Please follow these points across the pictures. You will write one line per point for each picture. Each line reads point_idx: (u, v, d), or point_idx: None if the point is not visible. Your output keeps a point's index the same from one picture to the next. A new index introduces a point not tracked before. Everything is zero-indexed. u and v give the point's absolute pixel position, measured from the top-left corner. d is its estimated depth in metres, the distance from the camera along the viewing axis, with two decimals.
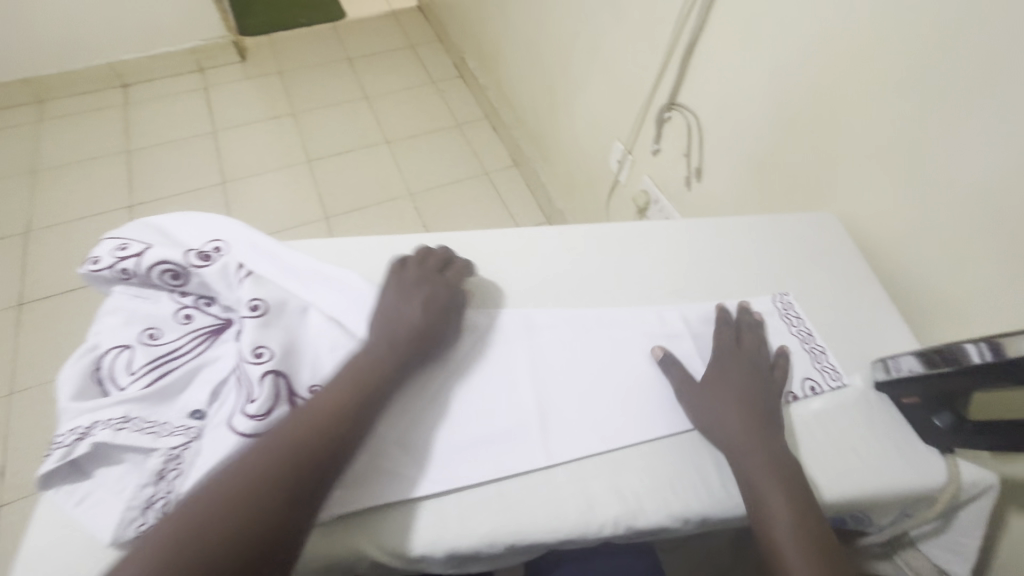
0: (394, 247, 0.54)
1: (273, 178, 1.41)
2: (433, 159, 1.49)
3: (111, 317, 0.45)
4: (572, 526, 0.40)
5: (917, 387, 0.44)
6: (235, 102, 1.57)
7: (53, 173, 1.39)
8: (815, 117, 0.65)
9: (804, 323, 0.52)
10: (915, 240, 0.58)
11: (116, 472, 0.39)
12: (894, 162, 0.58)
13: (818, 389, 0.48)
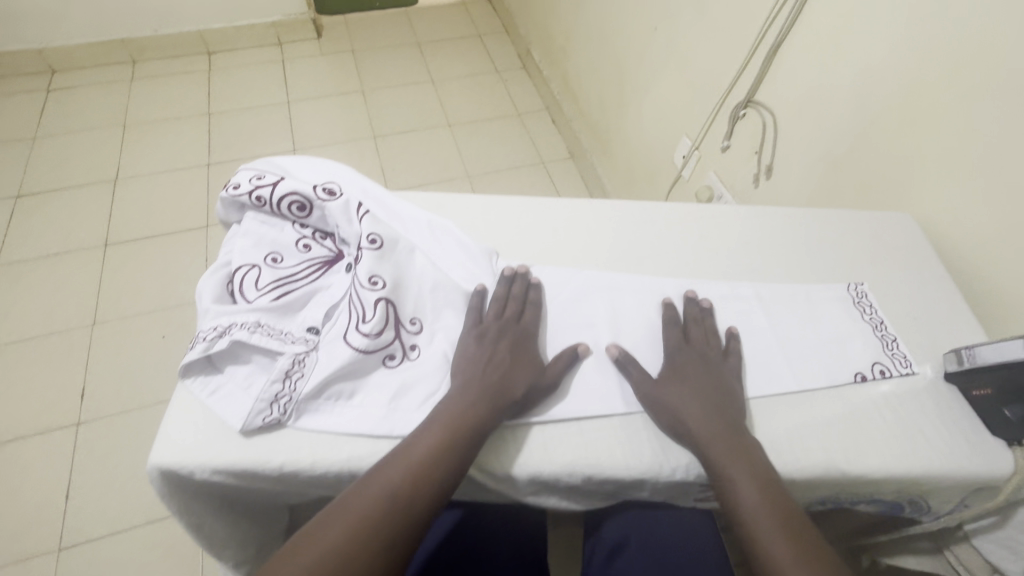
0: (489, 205, 0.58)
1: (340, 150, 1.47)
2: (492, 145, 1.53)
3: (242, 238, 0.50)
4: (646, 467, 0.43)
5: (992, 378, 0.46)
6: (310, 76, 1.65)
7: (141, 127, 1.49)
8: (901, 119, 0.65)
9: (877, 313, 0.54)
10: (996, 246, 0.58)
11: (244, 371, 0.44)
12: (983, 167, 0.58)
13: (887, 373, 0.50)
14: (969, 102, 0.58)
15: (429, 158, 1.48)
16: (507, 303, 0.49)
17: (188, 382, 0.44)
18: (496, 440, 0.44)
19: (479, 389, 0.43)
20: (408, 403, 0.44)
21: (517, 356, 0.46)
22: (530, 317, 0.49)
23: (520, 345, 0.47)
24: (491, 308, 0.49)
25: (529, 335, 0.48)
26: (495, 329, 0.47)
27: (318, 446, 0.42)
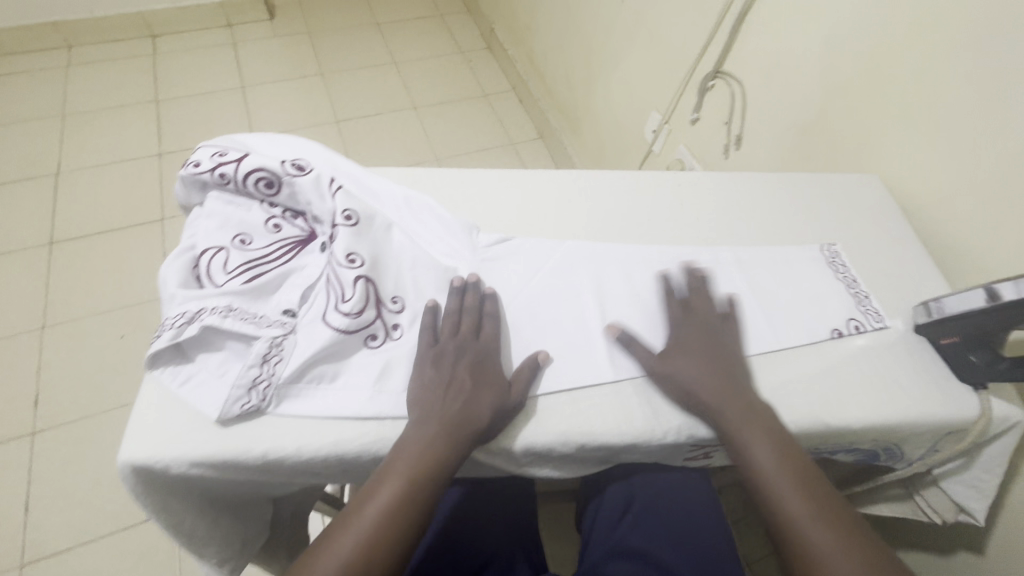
0: (464, 178, 0.57)
1: (302, 136, 1.42)
2: (460, 127, 1.50)
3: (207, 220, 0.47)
4: (639, 431, 0.44)
5: (958, 327, 0.48)
6: (265, 59, 1.57)
7: (83, 117, 1.39)
8: (866, 84, 0.67)
9: (850, 271, 0.55)
10: (955, 204, 0.61)
11: (218, 358, 0.41)
12: (942, 128, 0.60)
13: (862, 328, 0.51)
14: (929, 65, 0.59)
15: (395, 142, 1.44)
16: (466, 318, 0.46)
17: (154, 372, 0.41)
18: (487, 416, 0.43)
19: (441, 426, 0.40)
20: (397, 383, 0.43)
21: (477, 379, 0.43)
22: (488, 333, 0.45)
23: (480, 366, 0.43)
24: (445, 325, 0.45)
25: (491, 354, 0.45)
26: (451, 350, 0.44)
27: (302, 431, 0.40)
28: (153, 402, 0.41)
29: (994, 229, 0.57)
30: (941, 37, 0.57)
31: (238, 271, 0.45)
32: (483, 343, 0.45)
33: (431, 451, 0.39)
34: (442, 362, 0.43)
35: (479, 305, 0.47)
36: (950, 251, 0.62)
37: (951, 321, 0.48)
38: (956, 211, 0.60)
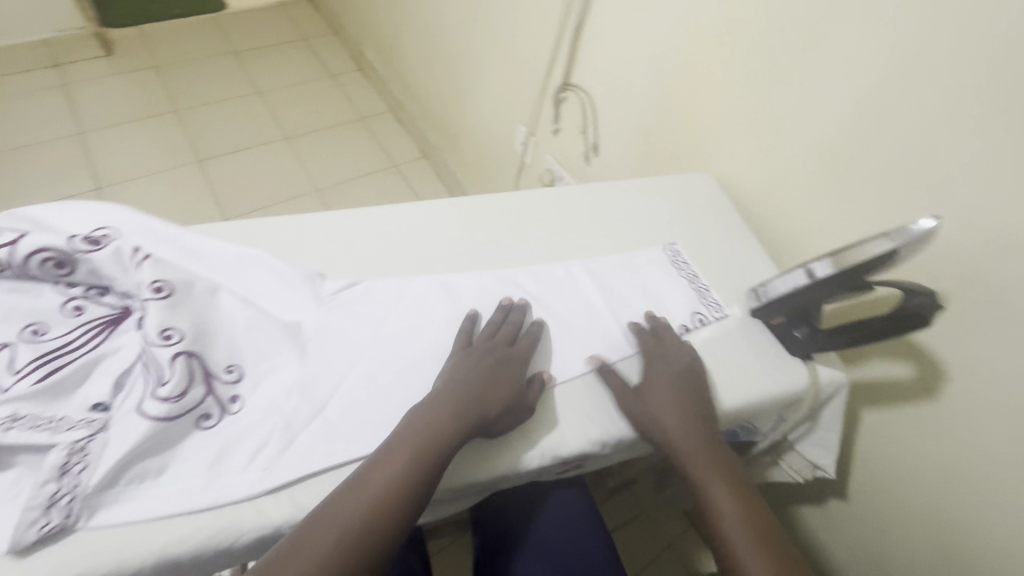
0: (305, 225, 0.54)
1: (158, 182, 1.28)
2: (338, 153, 1.44)
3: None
4: (503, 466, 0.43)
5: (789, 309, 0.52)
6: (100, 99, 1.41)
7: None
8: (689, 89, 0.73)
9: (691, 267, 0.59)
10: (772, 192, 0.68)
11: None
12: (753, 126, 0.67)
13: (705, 320, 0.55)
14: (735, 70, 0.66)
15: (269, 177, 1.35)
16: (500, 330, 0.48)
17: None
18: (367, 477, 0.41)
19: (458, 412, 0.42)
20: (236, 467, 0.39)
21: (498, 379, 0.45)
22: (526, 343, 0.48)
23: (504, 367, 0.46)
24: (483, 331, 0.48)
25: (518, 357, 0.47)
26: (479, 356, 0.46)
27: (122, 543, 0.36)
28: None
29: (803, 210, 0.65)
30: (736, 44, 0.65)
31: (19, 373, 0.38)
32: (517, 352, 0.47)
33: (440, 447, 0.40)
34: (465, 364, 0.45)
35: (518, 322, 0.50)
36: (776, 235, 0.69)
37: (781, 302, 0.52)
38: (775, 198, 0.68)
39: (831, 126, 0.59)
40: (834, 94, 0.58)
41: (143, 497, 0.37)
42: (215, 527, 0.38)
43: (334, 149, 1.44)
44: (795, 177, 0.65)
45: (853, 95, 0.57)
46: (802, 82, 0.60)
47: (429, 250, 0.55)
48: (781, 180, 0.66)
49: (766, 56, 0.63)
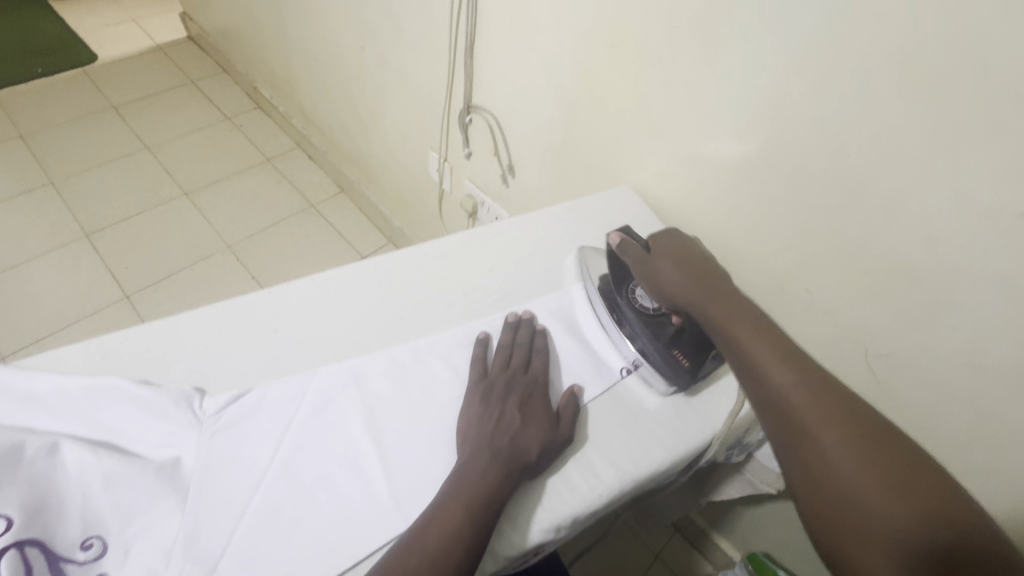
0: (401, 271, 0.68)
1: (306, 218, 1.82)
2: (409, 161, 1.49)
3: (84, 425, 0.50)
4: (588, 495, 0.54)
5: (668, 303, 0.65)
6: (254, 180, 1.90)
7: (18, 274, 1.57)
8: (787, 108, 0.65)
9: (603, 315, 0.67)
10: (888, 222, 0.62)
11: (154, 557, 0.45)
12: (873, 149, 0.60)
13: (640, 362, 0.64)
14: (856, 90, 0.58)
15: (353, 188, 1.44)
16: (517, 355, 0.61)
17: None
18: (514, 507, 0.52)
19: (523, 439, 0.53)
20: (355, 499, 0.51)
21: (529, 409, 0.56)
22: (539, 360, 0.62)
23: (529, 395, 0.58)
24: (497, 363, 0.60)
25: (539, 380, 0.60)
26: (501, 380, 0.58)
27: (288, 560, 0.47)
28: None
29: (916, 231, 0.60)
30: (838, 68, 0.59)
31: (165, 452, 0.50)
32: (533, 372, 0.60)
33: (507, 461, 0.52)
34: (505, 388, 0.58)
35: (529, 340, 0.63)
36: (880, 255, 0.64)
37: (669, 289, 0.64)
38: (885, 220, 0.62)
39: (983, 153, 0.52)
40: (983, 121, 0.51)
41: (288, 536, 0.48)
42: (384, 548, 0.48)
43: (401, 137, 1.44)
44: (917, 209, 0.59)
45: (988, 116, 0.51)
46: (943, 106, 0.53)
47: (430, 297, 0.67)
48: (902, 210, 0.60)
49: (883, 69, 0.55)
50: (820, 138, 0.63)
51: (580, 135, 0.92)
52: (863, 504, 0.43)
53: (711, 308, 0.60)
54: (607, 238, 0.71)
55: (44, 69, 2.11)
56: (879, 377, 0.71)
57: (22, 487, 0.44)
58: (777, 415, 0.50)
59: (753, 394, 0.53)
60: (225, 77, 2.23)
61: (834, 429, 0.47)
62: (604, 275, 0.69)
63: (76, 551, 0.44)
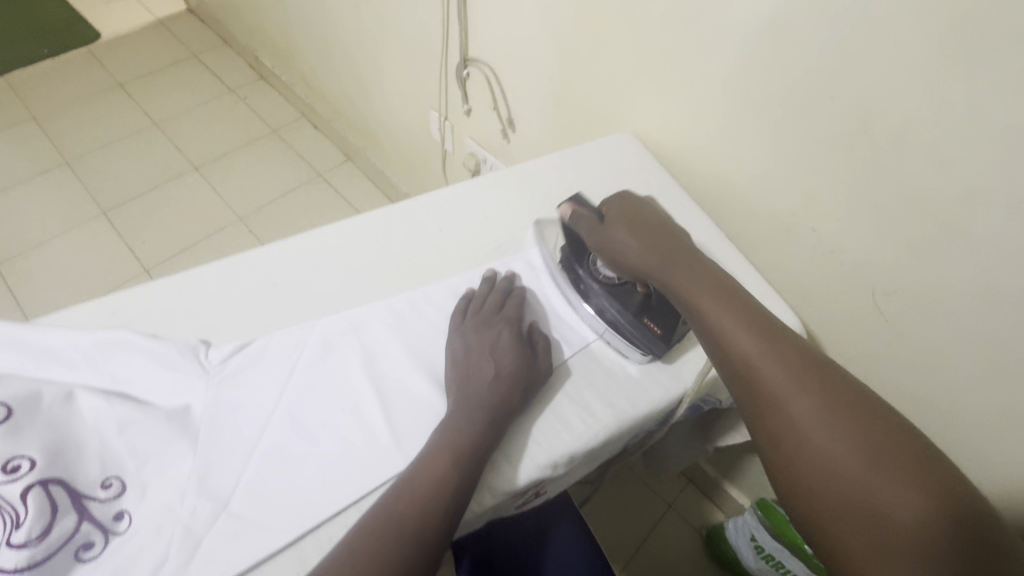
0: (385, 223, 0.68)
1: (314, 187, 1.83)
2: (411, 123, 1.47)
3: (95, 375, 0.52)
4: (583, 434, 0.55)
5: (629, 273, 0.62)
6: (261, 151, 1.91)
7: (42, 252, 1.62)
8: (789, 36, 0.62)
9: (568, 290, 0.64)
10: (897, 152, 0.59)
11: (170, 494, 0.48)
12: (878, 75, 0.57)
13: (607, 337, 0.61)
14: (861, 10, 0.55)
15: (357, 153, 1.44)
16: (490, 300, 0.62)
17: (119, 531, 0.46)
18: (511, 447, 0.54)
19: (509, 379, 0.55)
20: (356, 442, 0.52)
21: (504, 349, 0.57)
22: (513, 304, 0.62)
23: (503, 333, 0.58)
24: (473, 308, 0.61)
25: (512, 320, 0.60)
26: (473, 324, 0.59)
27: (294, 495, 0.49)
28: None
29: (926, 161, 0.57)
30: None
31: (176, 400, 0.52)
32: (506, 314, 0.61)
33: (496, 401, 0.53)
34: (478, 330, 0.59)
35: (506, 289, 0.63)
36: (887, 189, 0.62)
37: (625, 257, 0.61)
38: (892, 148, 0.59)
39: (995, 70, 0.50)
40: (995, 34, 0.48)
41: (294, 474, 0.50)
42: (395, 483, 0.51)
43: (402, 98, 1.42)
44: (926, 137, 0.56)
45: (1012, 24, 0.47)
46: (953, 21, 0.50)
47: (417, 248, 0.67)
48: (910, 138, 0.58)
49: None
50: (823, 67, 0.61)
51: (579, 82, 0.89)
52: (823, 458, 0.45)
53: (672, 273, 0.58)
54: (558, 210, 0.68)
55: (49, 49, 2.12)
56: (886, 315, 0.69)
57: (41, 431, 0.46)
58: (751, 390, 0.49)
59: (722, 367, 0.52)
60: (226, 48, 2.21)
61: (803, 395, 0.47)
62: (564, 248, 0.66)
63: (97, 490, 0.47)
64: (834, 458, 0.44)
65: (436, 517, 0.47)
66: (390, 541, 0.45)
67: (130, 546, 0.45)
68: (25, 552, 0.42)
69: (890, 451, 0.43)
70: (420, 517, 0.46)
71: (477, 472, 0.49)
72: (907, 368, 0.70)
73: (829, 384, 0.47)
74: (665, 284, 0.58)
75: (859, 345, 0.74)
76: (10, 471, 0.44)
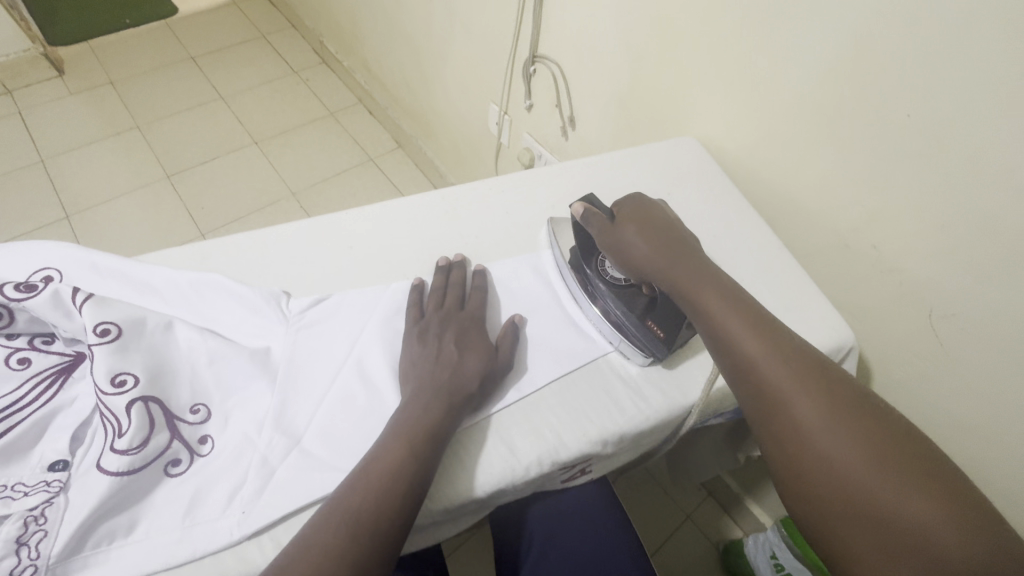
0: (452, 201, 0.72)
1: (366, 170, 1.89)
2: (467, 115, 1.51)
3: (189, 311, 0.56)
4: (632, 418, 0.57)
5: (638, 275, 0.62)
6: (318, 131, 1.98)
7: (109, 207, 1.72)
8: (867, 54, 0.63)
9: (577, 293, 0.65)
10: (971, 174, 0.59)
11: (248, 426, 0.52)
12: (959, 98, 0.58)
13: (611, 341, 0.62)
14: (944, 35, 0.56)
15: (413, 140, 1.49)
16: (451, 294, 0.62)
17: (202, 453, 0.50)
18: (565, 421, 0.56)
19: (457, 372, 0.55)
20: None
21: (463, 345, 0.57)
22: (475, 299, 0.62)
23: (464, 329, 0.59)
24: (431, 301, 0.61)
25: (470, 315, 0.60)
26: (434, 320, 0.59)
27: (361, 440, 0.52)
28: (170, 493, 0.48)
29: (1002, 186, 0.58)
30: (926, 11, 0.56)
31: (257, 341, 0.56)
32: (468, 309, 0.61)
33: (448, 394, 0.53)
34: (439, 326, 0.59)
35: (464, 279, 0.63)
36: (955, 212, 0.62)
37: (637, 258, 0.61)
38: (969, 170, 0.59)
39: None
40: None
41: (359, 422, 0.53)
42: (459, 441, 0.54)
43: (462, 90, 1.46)
44: (1004, 163, 0.57)
45: None
46: None
47: (485, 229, 0.70)
48: (987, 162, 0.58)
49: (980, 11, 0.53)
50: (901, 86, 0.61)
51: (647, 85, 0.91)
52: (869, 499, 0.43)
53: (691, 291, 0.57)
54: (571, 209, 0.67)
55: (131, 19, 2.23)
56: (941, 339, 0.69)
57: (144, 353, 0.51)
58: (778, 418, 0.48)
59: (749, 396, 0.51)
60: (294, 31, 2.31)
61: (839, 433, 0.46)
62: (573, 247, 0.66)
63: (186, 413, 0.51)
64: (876, 498, 0.43)
65: (394, 501, 0.46)
66: (344, 522, 0.44)
67: (210, 469, 0.49)
68: (126, 458, 0.46)
69: (931, 488, 0.43)
70: (386, 498, 0.46)
71: (432, 460, 0.49)
72: (958, 393, 0.70)
73: (858, 415, 0.46)
74: (682, 298, 0.58)
75: (908, 366, 0.74)
76: (116, 384, 0.48)
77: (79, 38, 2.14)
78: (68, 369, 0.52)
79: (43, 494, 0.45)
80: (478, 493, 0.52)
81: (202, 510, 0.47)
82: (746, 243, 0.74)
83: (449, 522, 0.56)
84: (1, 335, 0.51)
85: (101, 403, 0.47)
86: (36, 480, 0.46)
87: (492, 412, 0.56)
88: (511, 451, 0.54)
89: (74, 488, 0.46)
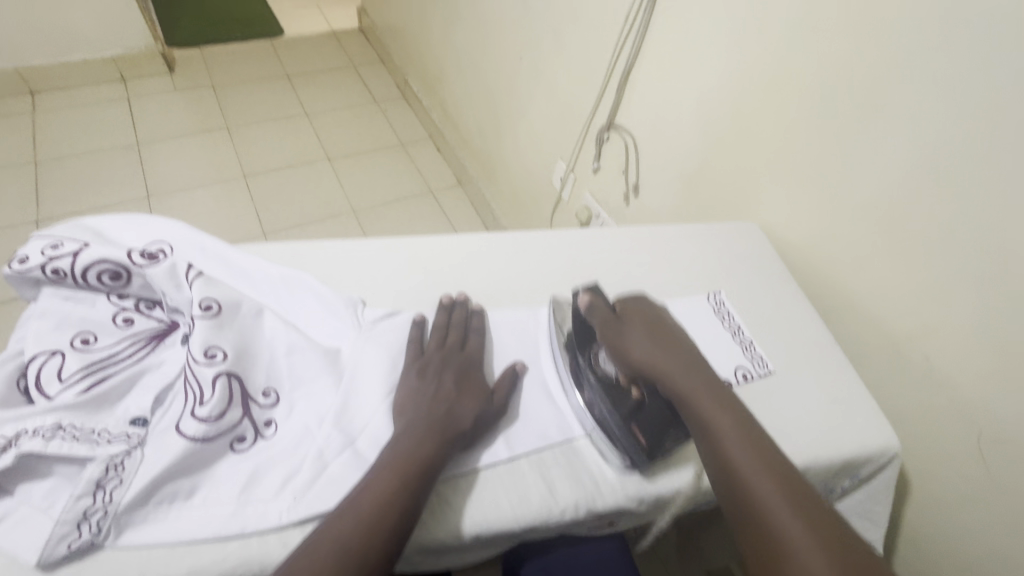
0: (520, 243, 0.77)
1: (424, 200, 1.99)
2: (530, 165, 1.60)
3: (277, 304, 0.61)
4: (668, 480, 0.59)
5: (630, 373, 0.60)
6: (388, 157, 2.12)
7: (188, 195, 1.85)
8: (939, 177, 0.67)
9: (565, 387, 0.63)
10: None
11: (310, 418, 0.55)
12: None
13: (597, 443, 0.59)
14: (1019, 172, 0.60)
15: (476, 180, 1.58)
16: (451, 336, 0.62)
17: (266, 435, 0.54)
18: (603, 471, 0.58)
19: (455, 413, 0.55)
20: None
21: (462, 386, 0.58)
22: (472, 343, 0.63)
23: (465, 371, 0.60)
24: (431, 339, 0.62)
25: (470, 358, 0.61)
26: (434, 359, 0.60)
27: None
28: (232, 468, 0.51)
29: None
30: (1002, 149, 0.61)
31: (332, 341, 0.60)
32: (466, 351, 0.62)
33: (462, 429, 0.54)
34: (438, 364, 0.59)
35: (464, 322, 0.64)
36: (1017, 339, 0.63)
37: (634, 354, 0.60)
38: None
39: None
40: None
41: None
42: (501, 472, 0.56)
43: (532, 143, 1.55)
44: None
45: None
46: None
47: (545, 273, 0.75)
48: None
49: None
50: (973, 213, 0.64)
51: (716, 168, 0.97)
52: None
53: (685, 380, 0.58)
54: (575, 296, 0.67)
55: (241, 34, 2.46)
56: (989, 464, 0.68)
57: (236, 332, 0.55)
58: (752, 520, 0.49)
59: (728, 497, 0.51)
60: (382, 66, 2.50)
61: (816, 548, 0.45)
62: (570, 333, 0.65)
63: (259, 395, 0.55)
64: None
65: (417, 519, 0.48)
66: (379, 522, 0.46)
67: (274, 450, 0.53)
68: (203, 426, 0.50)
69: None
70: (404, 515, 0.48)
71: None
72: (1002, 523, 0.68)
73: (830, 532, 0.46)
74: (672, 386, 0.58)
75: (949, 486, 0.73)
76: (208, 356, 0.52)
77: (194, 43, 2.37)
78: (163, 334, 0.57)
79: (124, 444, 0.48)
80: (515, 525, 0.54)
81: (259, 489, 0.50)
82: (797, 332, 0.76)
83: (476, 550, 0.57)
84: (114, 294, 0.58)
85: (191, 370, 0.52)
86: (118, 430, 0.50)
87: (540, 449, 0.58)
88: (551, 491, 0.56)
89: (151, 445, 0.49)
